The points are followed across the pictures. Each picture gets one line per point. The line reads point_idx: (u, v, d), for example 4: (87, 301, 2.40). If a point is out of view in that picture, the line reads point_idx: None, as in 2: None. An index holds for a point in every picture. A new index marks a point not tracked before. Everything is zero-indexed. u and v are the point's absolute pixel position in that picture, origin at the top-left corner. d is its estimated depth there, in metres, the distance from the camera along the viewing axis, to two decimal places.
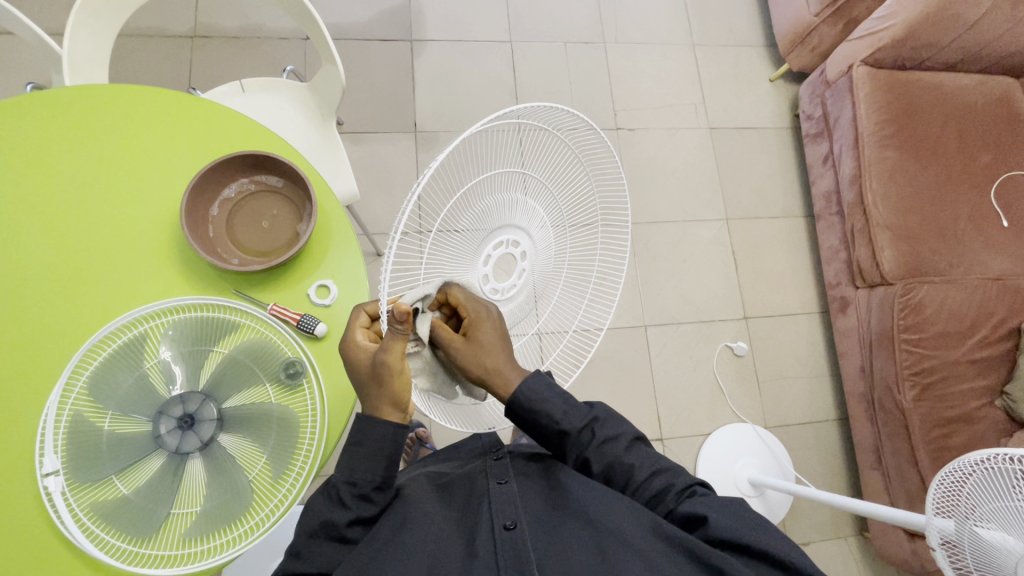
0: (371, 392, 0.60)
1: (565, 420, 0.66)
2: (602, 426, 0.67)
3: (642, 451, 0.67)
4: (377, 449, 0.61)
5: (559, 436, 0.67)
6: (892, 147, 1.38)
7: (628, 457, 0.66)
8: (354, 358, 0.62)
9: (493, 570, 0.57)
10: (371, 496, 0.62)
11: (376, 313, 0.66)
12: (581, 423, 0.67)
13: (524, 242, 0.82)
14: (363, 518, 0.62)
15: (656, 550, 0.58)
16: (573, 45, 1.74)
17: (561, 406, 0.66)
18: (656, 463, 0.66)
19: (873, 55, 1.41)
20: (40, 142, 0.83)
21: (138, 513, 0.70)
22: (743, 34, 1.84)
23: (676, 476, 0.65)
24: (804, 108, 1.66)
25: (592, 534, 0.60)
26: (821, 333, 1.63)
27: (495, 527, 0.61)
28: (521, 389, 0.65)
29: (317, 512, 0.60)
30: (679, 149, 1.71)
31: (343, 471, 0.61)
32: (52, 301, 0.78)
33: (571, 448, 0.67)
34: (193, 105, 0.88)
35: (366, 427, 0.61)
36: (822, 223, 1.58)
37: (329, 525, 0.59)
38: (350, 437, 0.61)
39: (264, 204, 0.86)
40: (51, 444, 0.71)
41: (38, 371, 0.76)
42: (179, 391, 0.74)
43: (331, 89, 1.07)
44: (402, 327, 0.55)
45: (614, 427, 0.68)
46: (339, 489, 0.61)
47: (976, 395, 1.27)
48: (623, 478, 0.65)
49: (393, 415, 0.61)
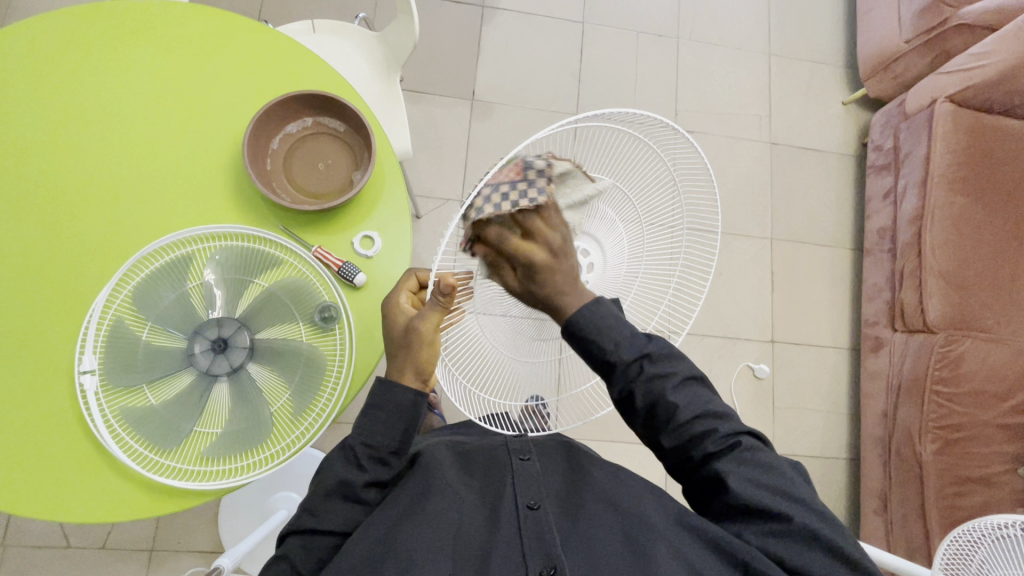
0: (397, 354, 0.60)
1: (617, 349, 0.58)
2: (654, 361, 0.59)
3: (694, 393, 0.59)
4: (396, 415, 0.59)
5: (603, 365, 0.59)
6: (961, 192, 1.32)
7: (677, 398, 0.58)
8: (391, 318, 0.62)
9: (515, 544, 0.57)
10: (387, 460, 0.60)
11: (425, 282, 0.68)
12: (633, 356, 0.58)
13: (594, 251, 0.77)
14: (379, 482, 0.60)
15: (680, 536, 0.58)
16: (647, 37, 1.69)
17: (622, 327, 0.59)
18: (704, 406, 0.59)
19: (961, 93, 1.34)
20: (116, 50, 0.84)
21: (164, 424, 0.72)
22: (823, 51, 1.77)
23: (721, 422, 0.59)
24: (873, 137, 1.59)
25: (619, 519, 0.61)
26: (847, 370, 1.59)
27: (518, 505, 0.61)
28: (579, 313, 0.55)
29: (332, 472, 0.59)
30: (735, 160, 1.66)
31: (358, 434, 0.60)
32: (105, 209, 0.80)
33: (618, 380, 0.59)
34: (267, 34, 0.87)
35: (385, 393, 0.59)
36: (869, 258, 1.53)
37: (345, 486, 0.58)
38: (366, 403, 0.60)
39: (323, 146, 0.86)
40: (91, 344, 0.74)
41: (86, 272, 0.78)
42: (216, 315, 0.76)
43: (403, 41, 1.07)
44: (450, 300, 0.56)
45: (670, 364, 0.59)
46: (355, 451, 0.59)
47: (1000, 459, 1.23)
48: (665, 416, 0.58)
49: (412, 382, 0.60)
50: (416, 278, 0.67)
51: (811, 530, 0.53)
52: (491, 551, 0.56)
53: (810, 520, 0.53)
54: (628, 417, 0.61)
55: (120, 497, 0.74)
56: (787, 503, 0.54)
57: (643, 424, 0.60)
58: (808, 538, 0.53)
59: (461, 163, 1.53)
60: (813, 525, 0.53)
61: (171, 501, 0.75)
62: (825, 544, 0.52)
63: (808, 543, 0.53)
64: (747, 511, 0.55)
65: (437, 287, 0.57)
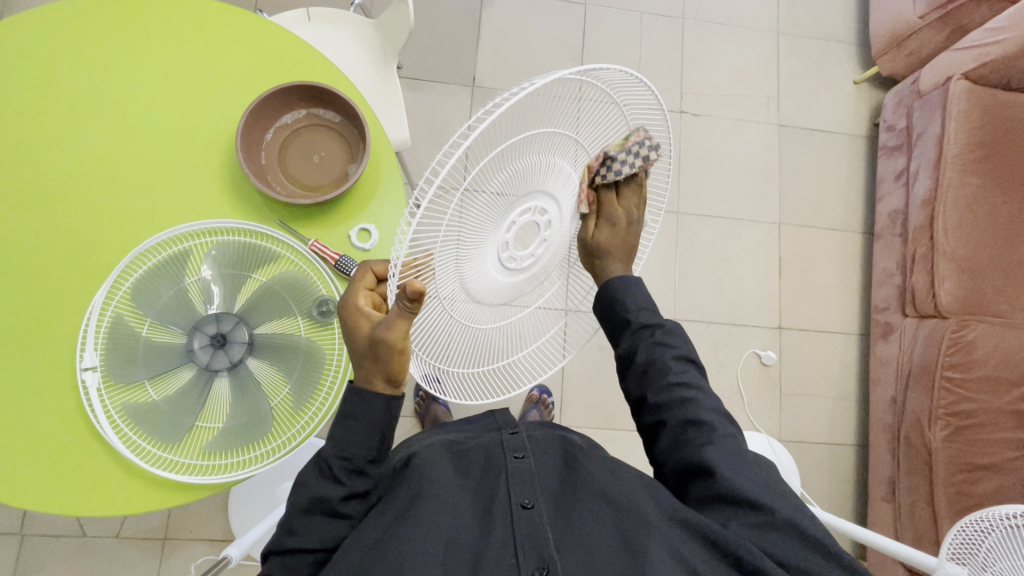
0: (366, 362, 0.58)
1: (637, 313, 0.71)
2: (662, 334, 0.71)
3: (690, 369, 0.68)
4: (371, 422, 0.59)
5: (622, 327, 0.72)
6: (975, 173, 1.28)
7: (674, 362, 0.68)
8: (356, 323, 0.59)
9: (508, 547, 0.57)
10: (364, 471, 0.60)
11: (383, 275, 0.64)
12: (646, 322, 0.71)
13: (553, 209, 0.67)
14: (357, 493, 0.60)
15: (675, 533, 0.58)
16: (650, 17, 1.65)
17: (639, 303, 0.72)
18: (696, 381, 0.67)
19: (977, 70, 1.29)
20: (108, 44, 0.83)
21: (166, 419, 0.73)
22: (834, 28, 1.71)
23: (707, 398, 0.66)
24: (885, 118, 1.55)
25: (613, 514, 0.60)
26: (856, 356, 1.57)
27: (512, 503, 0.61)
28: (618, 278, 0.72)
29: (306, 489, 0.58)
30: (742, 143, 1.62)
31: (333, 447, 0.59)
32: (98, 207, 0.80)
33: (628, 338, 0.71)
34: (259, 24, 0.86)
35: (359, 401, 0.59)
36: (880, 242, 1.50)
37: (322, 501, 0.58)
38: (340, 411, 0.59)
39: (318, 138, 0.85)
40: (92, 341, 0.75)
41: (84, 268, 0.79)
42: (214, 311, 0.76)
43: (398, 28, 1.05)
44: (412, 307, 0.51)
45: (673, 339, 0.70)
46: (330, 464, 0.59)
47: (1011, 446, 1.22)
48: (658, 375, 0.67)
49: (383, 388, 0.59)
50: (371, 273, 0.62)
51: (789, 520, 0.57)
52: (484, 554, 0.56)
53: (793, 513, 0.58)
54: (627, 376, 0.71)
55: (124, 491, 0.76)
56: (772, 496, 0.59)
57: (636, 382, 0.69)
58: (787, 527, 0.57)
59: None
60: (796, 518, 0.57)
61: (173, 495, 0.76)
62: (804, 536, 0.56)
63: (786, 532, 0.57)
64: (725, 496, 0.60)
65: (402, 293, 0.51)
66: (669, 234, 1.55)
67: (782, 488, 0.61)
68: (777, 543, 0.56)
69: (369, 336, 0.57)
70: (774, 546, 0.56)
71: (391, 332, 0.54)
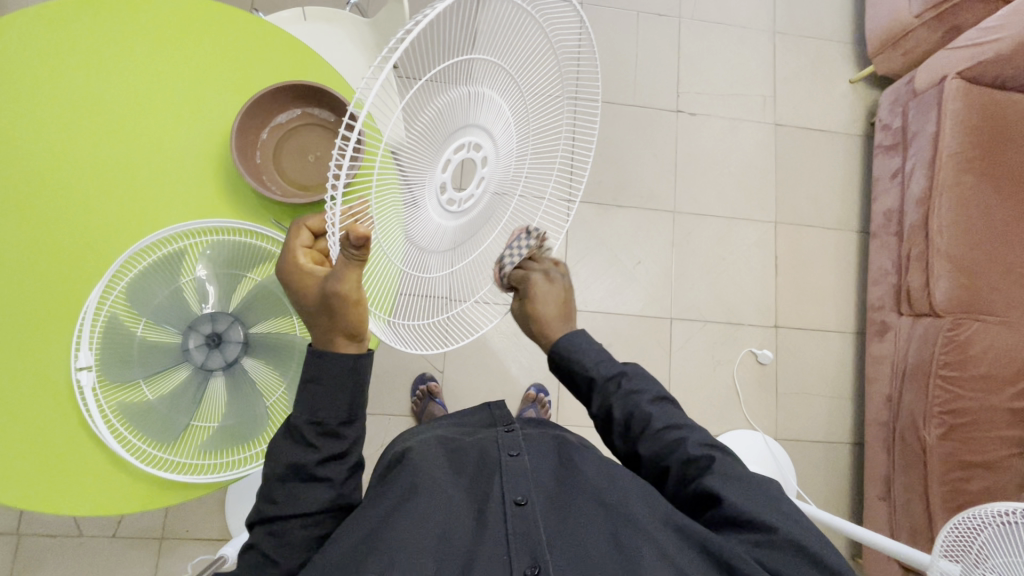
0: (323, 321, 0.59)
1: (596, 366, 0.73)
2: (629, 380, 0.71)
3: (665, 407, 0.68)
4: (336, 380, 0.60)
5: (589, 383, 0.72)
6: (970, 172, 1.29)
7: (651, 409, 0.68)
8: (303, 280, 0.60)
9: (502, 545, 0.58)
10: (338, 432, 0.60)
11: (319, 230, 0.65)
12: (609, 373, 0.72)
13: (488, 143, 0.70)
14: (334, 456, 0.60)
15: (667, 536, 0.59)
16: (647, 17, 1.65)
17: (594, 356, 0.74)
18: (674, 417, 0.67)
19: (972, 69, 1.29)
20: (106, 44, 0.83)
21: (161, 419, 0.73)
22: (831, 28, 1.72)
23: (692, 432, 0.66)
24: (881, 117, 1.55)
25: (605, 515, 0.61)
26: (852, 355, 1.57)
27: (505, 502, 0.61)
28: (562, 341, 0.76)
29: (282, 455, 0.59)
30: (738, 142, 1.63)
31: (303, 412, 0.59)
32: (93, 207, 0.80)
33: (598, 394, 0.71)
34: (256, 25, 0.86)
35: (321, 361, 0.60)
36: (875, 241, 1.50)
37: (299, 467, 0.59)
38: (304, 376, 0.60)
39: (313, 137, 0.85)
40: (87, 340, 0.75)
41: (80, 268, 0.79)
42: (210, 310, 0.76)
43: (394, 29, 1.05)
44: (358, 253, 0.52)
45: (641, 383, 0.71)
46: (301, 430, 0.59)
47: (1004, 444, 1.22)
48: (641, 425, 0.67)
49: (348, 345, 0.60)
50: (307, 229, 0.63)
51: (790, 537, 0.56)
52: (475, 554, 0.56)
53: (791, 529, 0.57)
54: (610, 434, 0.71)
55: (121, 491, 0.76)
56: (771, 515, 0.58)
57: (620, 437, 0.69)
58: (789, 545, 0.56)
59: None
60: (796, 534, 0.57)
61: (170, 494, 0.77)
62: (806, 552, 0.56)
63: (791, 553, 0.56)
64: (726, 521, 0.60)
65: (345, 241, 0.51)
66: (665, 234, 1.55)
67: (783, 509, 0.60)
68: (782, 565, 0.55)
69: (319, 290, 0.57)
70: (779, 566, 0.55)
71: (342, 284, 0.54)
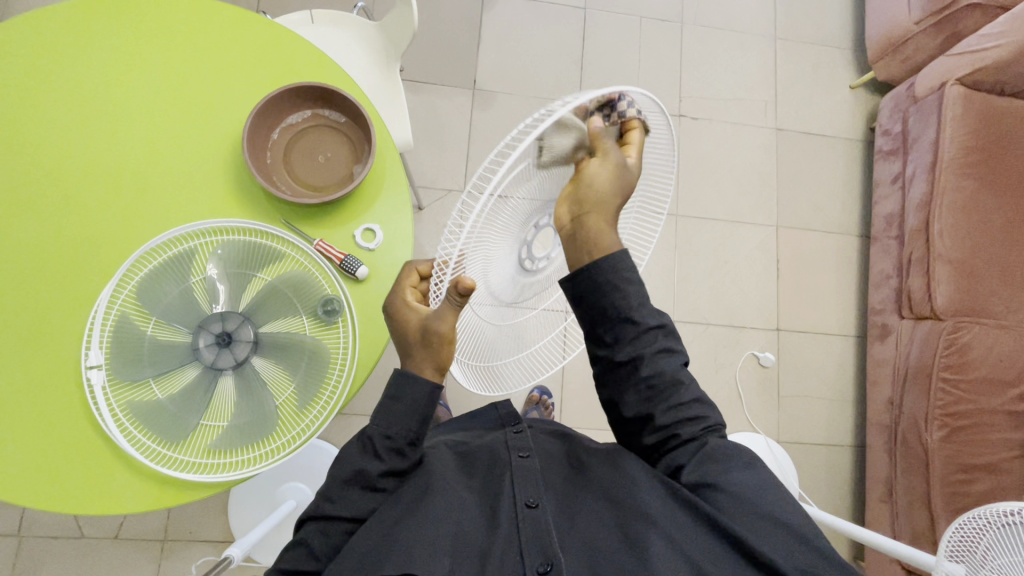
0: (416, 354, 0.62)
1: (639, 309, 0.65)
2: (666, 334, 0.66)
3: (690, 375, 0.66)
4: (414, 404, 0.61)
5: (622, 323, 0.65)
6: (970, 177, 1.30)
7: (681, 376, 0.65)
8: (404, 318, 0.63)
9: (513, 544, 0.58)
10: (403, 450, 0.61)
11: (426, 273, 0.68)
12: (650, 323, 0.65)
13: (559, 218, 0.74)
14: (396, 471, 0.61)
15: (677, 525, 0.58)
16: (649, 22, 1.66)
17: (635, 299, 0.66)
18: (694, 391, 0.66)
19: (971, 75, 1.31)
20: (117, 43, 0.84)
21: (170, 418, 0.73)
22: (830, 34, 1.74)
23: (709, 411, 0.66)
24: (881, 122, 1.57)
25: (616, 515, 0.61)
26: (853, 359, 1.58)
27: (517, 503, 0.61)
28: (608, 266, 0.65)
29: (349, 461, 0.61)
30: (740, 146, 1.64)
31: (377, 425, 0.61)
32: (103, 207, 0.80)
33: (630, 343, 0.65)
34: (265, 26, 0.87)
35: (405, 384, 0.62)
36: (876, 245, 1.52)
37: (361, 474, 0.60)
38: (385, 391, 0.62)
39: (323, 137, 0.85)
40: (97, 339, 0.75)
41: (91, 267, 0.79)
42: (220, 310, 0.76)
43: (402, 31, 1.06)
44: (460, 300, 0.56)
45: (675, 343, 0.67)
46: (374, 442, 0.61)
47: (1006, 447, 1.23)
48: (667, 387, 0.64)
49: (432, 376, 0.63)
50: (416, 272, 0.67)
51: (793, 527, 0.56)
52: (488, 551, 0.57)
53: (792, 518, 0.57)
54: (622, 390, 0.66)
55: (128, 490, 0.76)
56: (774, 499, 0.59)
57: (638, 397, 0.64)
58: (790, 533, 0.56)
59: (462, 154, 1.52)
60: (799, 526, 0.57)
61: (177, 494, 0.76)
62: (805, 542, 0.55)
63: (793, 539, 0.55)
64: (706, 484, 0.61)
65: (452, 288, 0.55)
66: (668, 236, 1.56)
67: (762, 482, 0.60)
68: (761, 532, 0.56)
69: (420, 328, 0.62)
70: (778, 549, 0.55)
71: (441, 323, 0.58)
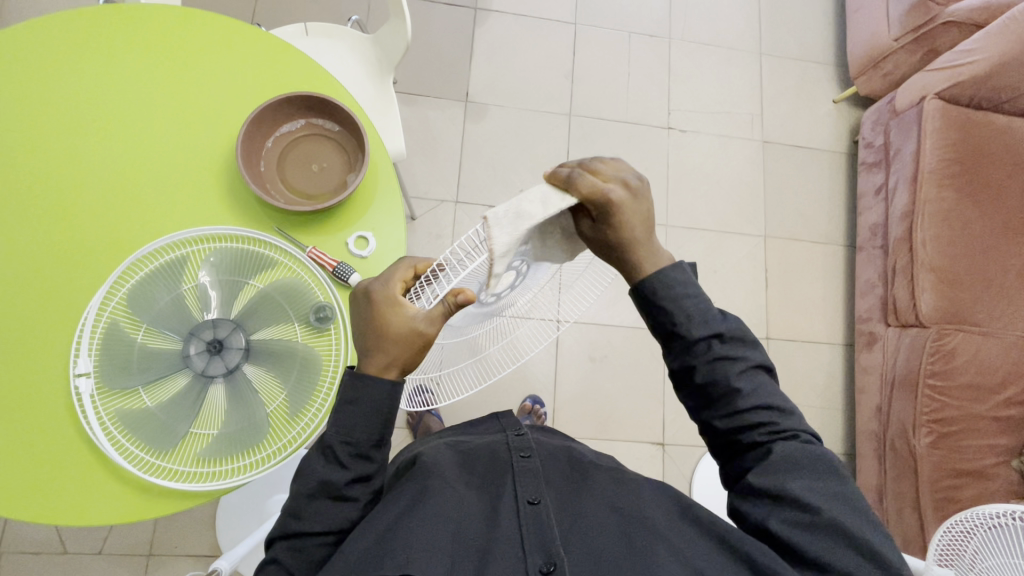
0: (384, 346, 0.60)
1: (689, 319, 0.60)
2: (723, 342, 0.60)
3: (757, 380, 0.60)
4: (372, 407, 0.59)
5: (672, 334, 0.61)
6: (951, 188, 1.33)
7: (740, 384, 0.59)
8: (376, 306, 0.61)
9: (516, 541, 0.58)
10: (368, 454, 0.60)
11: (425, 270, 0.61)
12: (703, 331, 0.60)
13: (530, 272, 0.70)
14: (363, 476, 0.60)
15: (679, 540, 0.59)
16: (638, 37, 1.70)
17: (693, 302, 0.60)
18: (765, 394, 0.59)
19: (949, 90, 1.35)
20: (111, 52, 0.84)
21: (161, 425, 0.72)
22: (814, 50, 1.79)
23: (783, 418, 0.59)
24: (864, 135, 1.61)
25: (619, 518, 0.61)
26: (842, 366, 1.60)
27: (518, 501, 0.62)
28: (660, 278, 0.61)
29: (313, 472, 0.59)
30: (728, 158, 1.67)
31: (337, 432, 0.59)
32: (95, 214, 0.80)
33: (679, 351, 0.61)
34: (260, 36, 0.88)
35: (361, 386, 0.59)
36: (862, 255, 1.55)
37: (328, 485, 0.58)
38: (343, 396, 0.59)
39: (317, 146, 0.87)
40: (86, 347, 0.74)
41: (82, 273, 0.78)
42: (211, 317, 0.76)
43: (395, 44, 1.07)
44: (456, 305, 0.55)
45: (738, 348, 0.60)
46: (335, 449, 0.59)
47: (993, 452, 1.25)
48: (722, 397, 0.59)
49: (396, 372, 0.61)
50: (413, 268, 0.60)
51: (833, 521, 0.52)
52: (490, 548, 0.57)
53: (835, 512, 0.53)
54: (680, 390, 0.63)
55: (116, 500, 0.74)
56: (823, 498, 0.54)
57: (691, 398, 0.61)
58: (830, 528, 0.52)
59: (455, 165, 1.54)
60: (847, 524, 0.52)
61: (167, 504, 0.75)
62: (848, 537, 0.52)
63: (832, 536, 0.52)
64: (769, 489, 0.56)
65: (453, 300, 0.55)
66: None
67: (835, 489, 0.55)
68: (809, 536, 0.52)
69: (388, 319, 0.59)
70: (813, 544, 0.52)
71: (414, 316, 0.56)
